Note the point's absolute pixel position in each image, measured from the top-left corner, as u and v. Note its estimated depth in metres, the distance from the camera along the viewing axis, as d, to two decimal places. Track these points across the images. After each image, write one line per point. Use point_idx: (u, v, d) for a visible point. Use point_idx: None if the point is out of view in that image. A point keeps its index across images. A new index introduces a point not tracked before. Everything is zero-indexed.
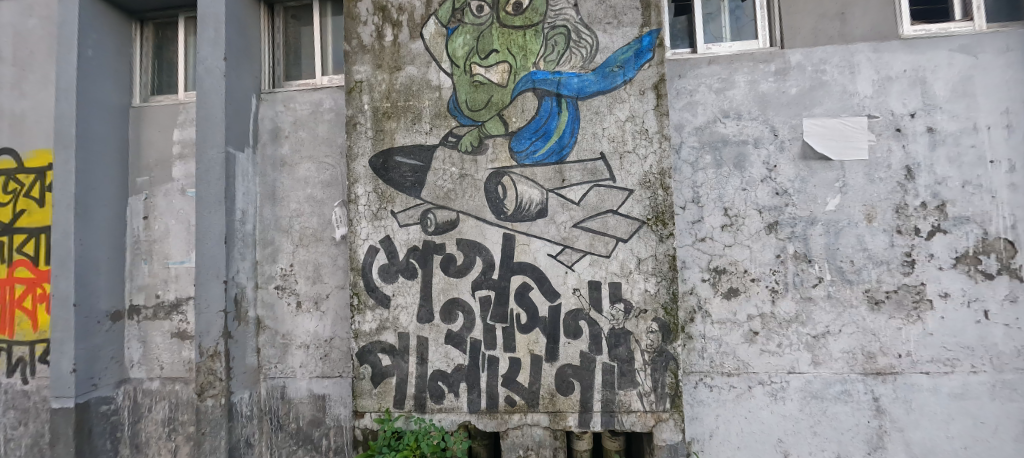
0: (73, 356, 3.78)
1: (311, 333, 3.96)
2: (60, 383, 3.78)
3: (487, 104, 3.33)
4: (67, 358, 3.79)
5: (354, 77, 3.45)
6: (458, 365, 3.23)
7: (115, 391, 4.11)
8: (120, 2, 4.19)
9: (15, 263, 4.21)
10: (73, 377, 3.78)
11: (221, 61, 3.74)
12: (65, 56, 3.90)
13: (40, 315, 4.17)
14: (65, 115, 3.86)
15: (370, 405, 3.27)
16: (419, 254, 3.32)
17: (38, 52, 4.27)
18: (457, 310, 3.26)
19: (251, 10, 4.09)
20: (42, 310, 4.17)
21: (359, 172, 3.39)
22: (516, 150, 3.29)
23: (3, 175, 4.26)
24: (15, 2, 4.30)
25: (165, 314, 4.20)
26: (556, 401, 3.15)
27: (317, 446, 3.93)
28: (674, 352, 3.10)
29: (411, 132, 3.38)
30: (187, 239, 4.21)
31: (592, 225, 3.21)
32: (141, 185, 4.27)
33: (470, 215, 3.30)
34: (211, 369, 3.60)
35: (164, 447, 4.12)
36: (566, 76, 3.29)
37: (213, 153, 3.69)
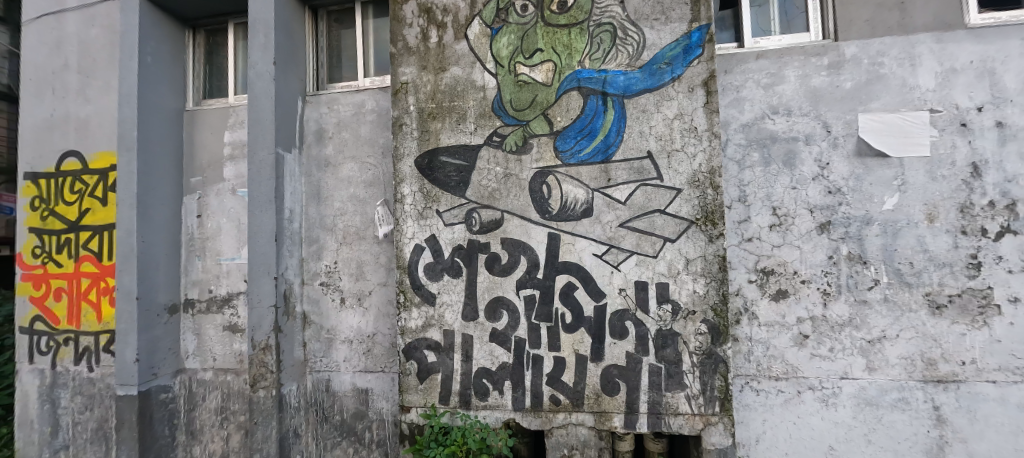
0: (136, 346, 4.02)
1: (355, 328, 4.07)
2: (124, 372, 4.03)
3: (532, 103, 3.34)
4: (131, 348, 4.03)
5: (399, 78, 3.53)
6: (502, 362, 3.27)
7: (172, 380, 4.34)
8: (176, 10, 4.41)
9: (81, 259, 4.50)
10: (136, 366, 4.02)
11: (271, 66, 3.89)
12: (126, 63, 4.13)
13: (103, 307, 4.43)
14: (128, 120, 4.10)
15: (416, 400, 3.35)
16: (464, 252, 3.37)
17: (101, 60, 4.54)
18: (502, 309, 3.29)
19: (297, 15, 4.23)
20: (104, 303, 4.43)
21: (405, 172, 3.46)
22: (560, 149, 3.28)
23: (70, 176, 4.56)
24: (80, 12, 4.59)
25: (218, 308, 4.40)
26: (601, 401, 3.14)
27: (360, 438, 4.07)
28: (724, 355, 3.03)
29: (455, 132, 3.43)
30: (237, 237, 4.39)
31: (639, 224, 3.17)
32: (195, 184, 4.49)
33: (515, 214, 3.32)
34: (263, 361, 3.76)
35: (217, 435, 4.33)
36: (612, 74, 3.26)
37: (264, 154, 3.84)
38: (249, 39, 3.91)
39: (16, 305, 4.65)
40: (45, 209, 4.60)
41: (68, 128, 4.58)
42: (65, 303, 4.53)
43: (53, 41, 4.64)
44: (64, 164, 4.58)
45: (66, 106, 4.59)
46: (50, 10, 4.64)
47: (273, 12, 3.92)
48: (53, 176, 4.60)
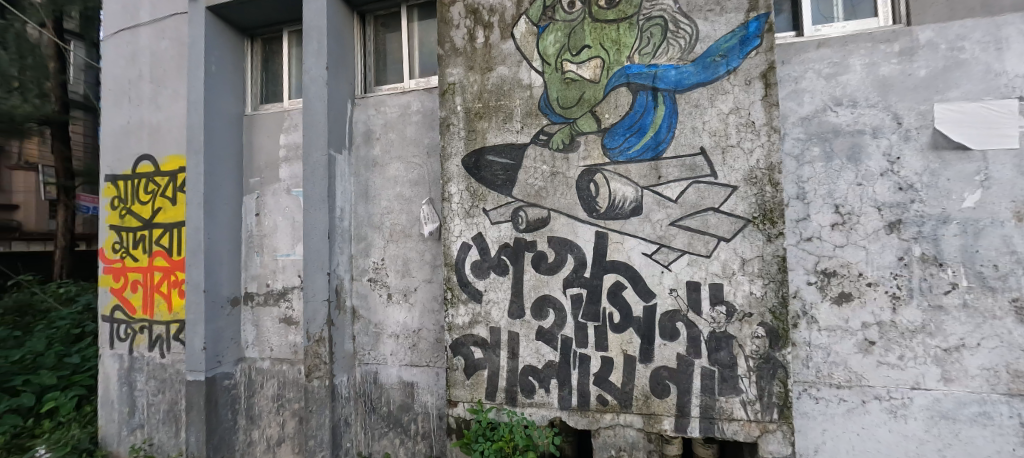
0: (204, 335, 4.30)
1: (401, 323, 4.17)
2: (193, 358, 4.33)
3: (579, 101, 3.31)
4: (199, 337, 4.32)
5: (447, 79, 3.59)
6: (549, 361, 3.27)
7: (234, 368, 4.61)
8: (237, 21, 4.67)
9: (154, 253, 4.85)
10: (203, 354, 4.30)
11: (324, 71, 4.05)
12: (194, 73, 4.42)
13: (173, 298, 4.75)
14: (196, 125, 4.39)
15: (463, 395, 3.42)
16: (510, 251, 3.38)
17: (170, 69, 4.86)
18: (548, 307, 3.29)
19: (346, 21, 4.36)
20: (174, 294, 4.74)
21: (453, 171, 3.52)
22: (608, 147, 3.24)
23: (144, 177, 4.91)
24: (152, 26, 4.93)
25: (274, 301, 4.62)
26: (650, 404, 3.08)
27: (406, 429, 4.16)
28: (783, 360, 2.90)
29: (502, 132, 3.45)
30: (292, 234, 4.59)
31: (691, 223, 3.08)
32: (253, 185, 4.73)
33: (562, 213, 3.30)
34: (317, 353, 3.96)
35: (274, 421, 4.54)
36: (663, 68, 3.17)
37: (317, 156, 4.04)
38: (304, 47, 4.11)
39: (99, 295, 5.07)
40: (123, 208, 4.99)
41: (143, 134, 4.94)
42: (141, 294, 4.89)
43: (130, 54, 5.02)
44: (139, 167, 4.94)
45: (141, 114, 4.95)
46: (128, 26, 5.03)
47: (325, 19, 4.08)
48: (129, 177, 4.97)
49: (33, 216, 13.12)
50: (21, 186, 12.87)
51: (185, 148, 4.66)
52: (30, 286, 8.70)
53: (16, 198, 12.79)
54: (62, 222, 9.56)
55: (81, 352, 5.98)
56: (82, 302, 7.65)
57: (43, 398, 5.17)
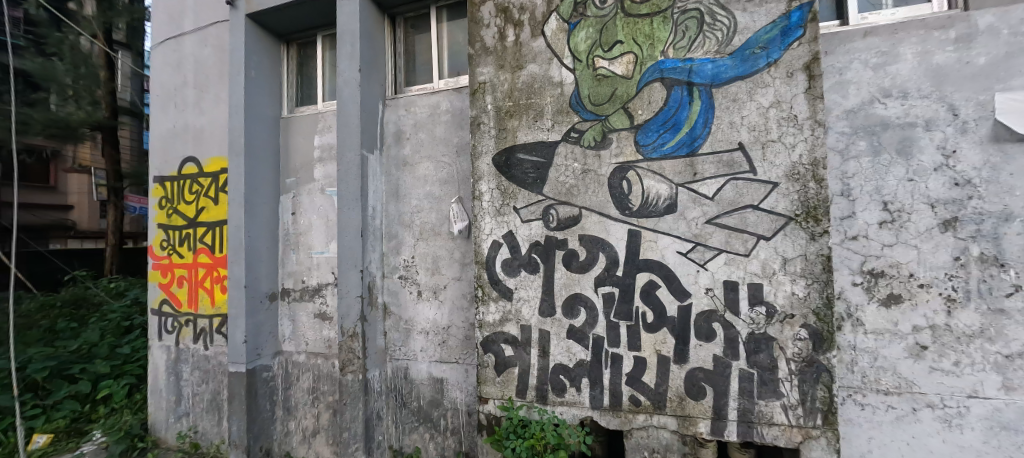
0: (245, 329, 4.46)
1: (431, 320, 4.20)
2: (235, 351, 4.50)
3: (611, 97, 3.26)
4: (240, 330, 4.48)
5: (477, 78, 3.60)
6: (580, 360, 3.24)
7: (272, 361, 4.75)
8: (274, 27, 4.81)
9: (198, 251, 5.05)
10: (244, 346, 4.46)
11: (357, 73, 4.13)
12: (236, 78, 4.59)
13: (215, 293, 4.93)
14: (238, 128, 4.56)
15: (494, 392, 3.44)
16: (541, 249, 3.36)
17: (212, 75, 5.05)
18: (579, 306, 3.26)
19: (377, 24, 4.42)
20: (216, 290, 4.93)
21: (483, 170, 3.53)
22: (642, 143, 3.18)
23: (189, 178, 5.13)
24: (196, 34, 5.14)
25: (310, 296, 4.74)
26: (685, 405, 3.01)
27: (436, 425, 4.20)
28: (828, 363, 2.78)
29: (532, 130, 3.43)
30: (326, 232, 4.69)
31: (728, 221, 2.99)
32: (290, 185, 4.87)
33: (593, 211, 3.26)
34: (351, 347, 4.07)
35: (309, 412, 4.66)
36: (699, 62, 3.09)
37: (351, 156, 4.12)
38: (338, 50, 4.20)
39: (149, 290, 5.33)
40: (170, 208, 5.22)
41: (188, 136, 5.15)
42: (186, 289, 5.11)
43: (176, 62, 5.25)
44: (184, 168, 5.16)
45: (186, 117, 5.17)
46: (174, 34, 5.25)
47: (358, 23, 4.16)
48: (176, 179, 5.20)
49: (86, 216, 13.98)
50: (76, 188, 13.76)
51: (226, 150, 4.83)
52: (85, 281, 9.23)
53: (71, 198, 13.67)
54: (112, 222, 10.12)
55: (131, 343, 6.38)
56: (132, 297, 8.06)
57: (97, 385, 5.57)
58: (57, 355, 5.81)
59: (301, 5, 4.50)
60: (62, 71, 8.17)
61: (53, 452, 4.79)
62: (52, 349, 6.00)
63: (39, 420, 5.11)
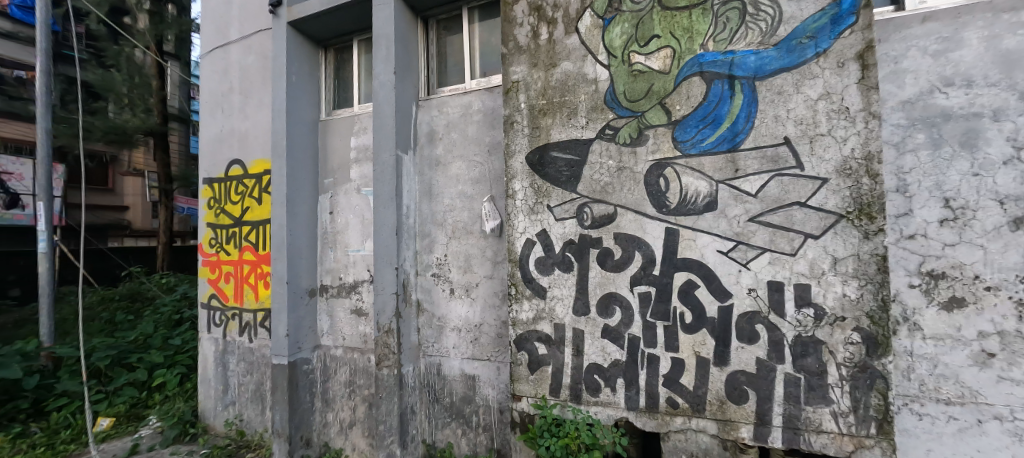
0: (287, 323, 4.61)
1: (463, 318, 4.22)
2: (277, 344, 4.66)
3: (647, 93, 3.19)
4: (282, 325, 4.63)
5: (511, 77, 3.60)
6: (615, 360, 3.18)
7: (312, 354, 4.89)
8: (313, 33, 4.94)
9: (243, 248, 5.25)
10: (286, 340, 4.60)
11: (392, 75, 4.20)
12: (278, 83, 4.75)
13: (259, 288, 5.11)
14: (280, 131, 4.72)
15: (527, 390, 3.42)
16: (575, 247, 3.32)
17: (256, 80, 5.24)
18: (615, 305, 3.20)
19: (410, 27, 4.46)
20: (260, 285, 5.10)
21: (517, 168, 3.52)
22: (680, 139, 3.09)
23: (235, 180, 5.33)
24: (241, 42, 5.34)
25: (347, 292, 4.85)
26: (726, 409, 2.92)
27: (468, 421, 4.21)
28: (884, 370, 2.63)
29: (566, 127, 3.40)
30: (362, 230, 4.79)
31: (773, 219, 2.87)
32: (328, 185, 4.99)
33: (629, 209, 3.19)
34: (387, 343, 4.14)
35: (346, 404, 4.76)
36: (741, 55, 2.98)
37: (386, 157, 4.20)
38: (374, 54, 4.29)
39: (199, 285, 5.58)
40: (218, 208, 5.45)
41: (234, 140, 5.36)
42: (233, 285, 5.32)
43: (223, 69, 5.48)
44: (231, 170, 5.37)
45: (232, 122, 5.39)
46: (222, 43, 5.48)
47: (393, 26, 4.22)
48: (223, 180, 5.43)
49: (140, 216, 14.78)
50: (132, 191, 14.52)
51: (269, 152, 5.00)
52: (140, 276, 9.77)
53: (128, 199, 14.45)
54: (163, 222, 10.68)
55: (182, 335, 6.80)
56: (181, 292, 8.47)
57: (152, 373, 5.98)
58: (117, 345, 6.24)
59: (338, 11, 4.60)
60: (120, 82, 9.11)
61: (115, 435, 5.15)
62: (112, 339, 6.45)
63: (102, 404, 5.50)
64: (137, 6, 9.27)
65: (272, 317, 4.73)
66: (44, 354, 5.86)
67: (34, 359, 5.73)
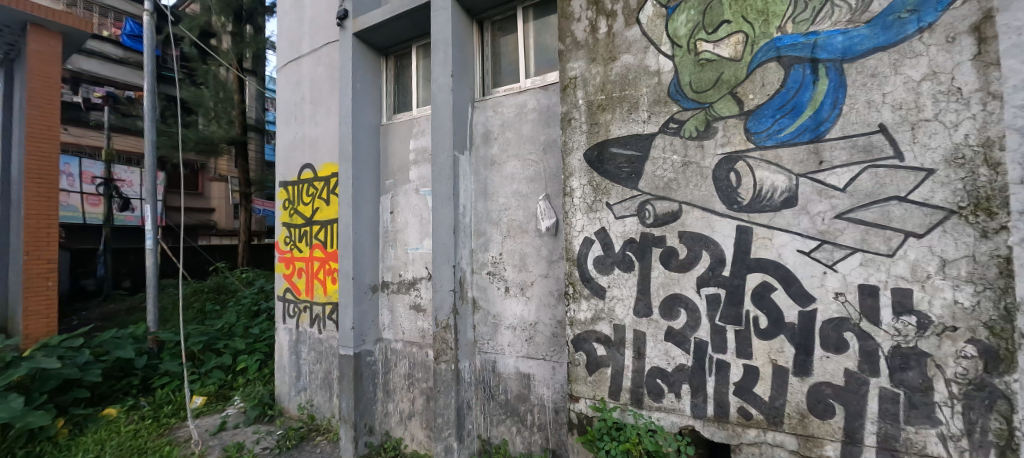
0: (352, 316, 4.79)
1: (518, 316, 4.17)
2: (344, 336, 4.86)
3: (716, 83, 2.99)
4: (349, 317, 4.82)
5: (568, 74, 3.51)
6: (679, 364, 3.02)
7: (375, 346, 5.05)
8: (374, 41, 5.08)
9: (313, 246, 5.50)
10: (352, 332, 4.79)
11: (449, 78, 4.23)
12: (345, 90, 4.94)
13: (328, 284, 5.34)
14: (346, 135, 4.91)
15: (585, 391, 3.32)
16: (636, 246, 3.18)
17: (324, 89, 5.47)
18: (679, 307, 3.03)
19: (466, 29, 4.46)
20: (329, 280, 5.32)
21: (574, 166, 3.42)
22: (753, 131, 2.88)
23: (306, 183, 5.61)
24: (311, 54, 5.61)
25: (406, 289, 4.94)
26: (807, 424, 2.68)
27: (523, 419, 4.14)
28: (1006, 389, 2.31)
29: (627, 122, 3.26)
30: (420, 229, 4.86)
31: (867, 216, 2.60)
32: (389, 186, 5.12)
33: (695, 205, 3.01)
34: (444, 338, 4.20)
35: (405, 396, 4.85)
36: (825, 36, 2.72)
37: (444, 158, 4.25)
38: (432, 58, 4.34)
39: (274, 279, 5.93)
40: (292, 209, 5.76)
41: (305, 145, 5.65)
42: (305, 280, 5.60)
43: (297, 81, 5.80)
44: (303, 174, 5.66)
45: (304, 129, 5.67)
46: (296, 57, 5.80)
47: (450, 30, 4.24)
48: (297, 183, 5.73)
49: (223, 218, 16.00)
50: (217, 194, 15.77)
51: (336, 156, 5.21)
52: (224, 271, 10.57)
53: (214, 202, 15.64)
54: (244, 222, 11.52)
55: (261, 325, 7.37)
56: (260, 286, 9.06)
57: (237, 358, 6.50)
58: (208, 332, 6.90)
59: (399, 19, 4.70)
60: (209, 97, 9.90)
61: (207, 412, 5.67)
62: (204, 326, 7.13)
63: (196, 384, 6.09)
64: (221, 28, 10.15)
65: (340, 310, 4.94)
66: (151, 338, 6.62)
67: (143, 342, 6.50)
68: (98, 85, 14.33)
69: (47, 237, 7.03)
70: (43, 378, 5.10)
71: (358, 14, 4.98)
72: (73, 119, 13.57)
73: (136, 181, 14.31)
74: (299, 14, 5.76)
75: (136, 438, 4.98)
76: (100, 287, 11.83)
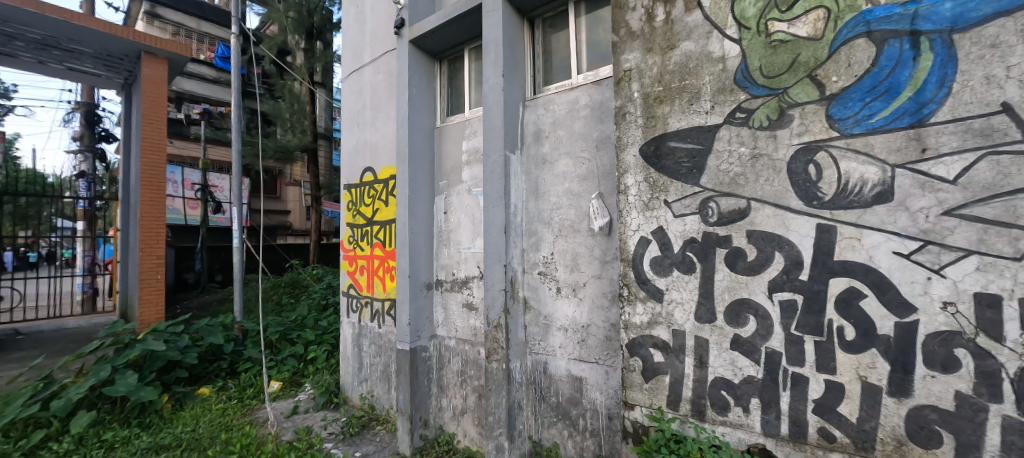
0: (409, 313, 4.83)
1: (570, 318, 3.99)
2: (401, 331, 4.92)
3: (792, 65, 2.70)
4: (405, 314, 4.86)
5: (622, 66, 3.30)
6: (748, 376, 2.75)
7: (429, 342, 5.04)
8: (427, 46, 5.07)
9: (373, 244, 5.61)
10: (409, 328, 4.83)
11: (500, 78, 4.14)
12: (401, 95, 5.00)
13: (386, 281, 5.40)
14: (402, 138, 4.96)
15: (641, 399, 3.11)
16: (698, 246, 2.93)
17: (381, 94, 5.56)
18: (747, 313, 2.76)
19: (517, 29, 4.33)
20: (387, 278, 5.38)
21: (629, 162, 3.21)
22: (838, 117, 2.56)
23: (367, 185, 5.73)
24: (371, 62, 5.73)
25: (459, 287, 4.90)
26: (905, 451, 2.37)
27: (575, 423, 3.96)
28: None
29: (687, 114, 3.01)
30: (472, 229, 4.79)
31: (986, 212, 2.23)
32: (442, 187, 5.10)
33: (766, 202, 2.73)
34: (496, 337, 4.14)
35: (458, 393, 4.80)
36: (928, 3, 2.37)
37: (495, 158, 4.18)
38: (484, 59, 4.27)
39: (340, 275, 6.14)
40: (354, 209, 5.91)
41: (366, 149, 5.78)
42: (366, 277, 5.71)
43: (358, 89, 5.95)
44: (364, 177, 5.79)
45: (365, 134, 5.81)
46: (358, 66, 5.96)
47: (501, 30, 4.15)
48: (358, 185, 5.87)
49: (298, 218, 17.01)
50: (292, 198, 16.83)
51: (394, 159, 5.27)
52: (298, 267, 11.15)
53: (290, 205, 16.74)
54: (314, 223, 12.03)
55: (329, 318, 7.74)
56: (327, 281, 9.46)
57: (308, 347, 6.89)
58: (283, 323, 7.28)
59: (452, 23, 4.67)
60: (285, 109, 10.68)
61: (282, 396, 5.95)
62: (280, 318, 7.54)
63: (274, 370, 6.39)
64: (295, 45, 10.80)
65: (397, 306, 5.01)
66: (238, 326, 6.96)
67: (230, 330, 6.90)
68: (197, 102, 15.90)
69: (155, 239, 7.81)
70: (151, 359, 5.54)
71: (414, 22, 5.00)
72: (176, 133, 15.29)
73: (227, 186, 14.91)
74: (360, 25, 5.91)
75: (224, 416, 5.26)
76: (198, 280, 12.71)
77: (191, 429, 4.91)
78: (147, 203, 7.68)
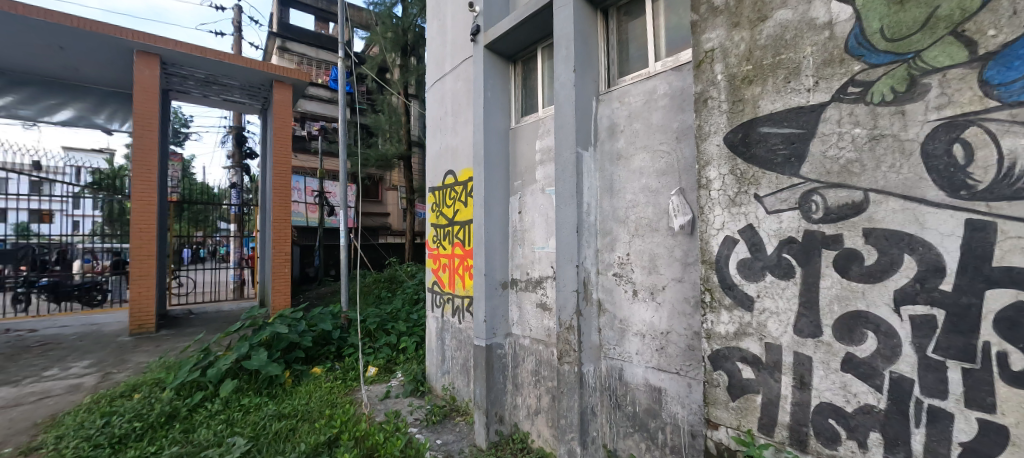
0: (484, 311, 4.72)
1: (647, 323, 3.61)
2: (477, 327, 4.83)
3: (926, 22, 2.17)
4: (481, 312, 4.77)
5: (703, 46, 2.87)
6: (865, 405, 2.25)
7: (505, 340, 4.88)
8: (499, 48, 4.90)
9: (453, 242, 5.57)
10: (484, 324, 4.72)
11: (572, 74, 3.86)
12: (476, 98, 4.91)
13: (465, 278, 5.33)
14: (478, 140, 4.86)
15: (725, 419, 2.67)
16: (798, 248, 2.46)
17: (459, 98, 5.50)
18: (864, 329, 2.26)
19: (589, 21, 4.00)
20: (466, 275, 5.30)
21: (711, 152, 2.79)
22: (999, 83, 2.01)
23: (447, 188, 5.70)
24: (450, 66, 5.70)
25: (533, 287, 4.66)
26: None
27: (653, 436, 3.57)
28: None
29: (782, 94, 2.54)
30: (546, 228, 4.53)
31: None
32: (517, 186, 4.90)
33: (893, 194, 2.20)
34: (568, 339, 3.88)
35: (531, 393, 4.57)
36: None
37: (567, 155, 3.92)
38: (554, 55, 4.01)
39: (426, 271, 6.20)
40: (438, 211, 5.91)
41: (446, 152, 5.77)
42: (449, 274, 5.67)
43: (439, 95, 5.96)
44: (445, 179, 5.78)
45: (445, 138, 5.80)
46: (439, 73, 5.97)
47: (572, 24, 3.86)
48: (440, 188, 5.88)
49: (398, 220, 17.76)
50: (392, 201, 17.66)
51: (470, 160, 5.18)
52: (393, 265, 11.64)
53: (389, 208, 17.58)
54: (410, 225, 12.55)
55: (419, 312, 7.91)
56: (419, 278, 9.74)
57: (400, 338, 7.04)
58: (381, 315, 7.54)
59: (524, 24, 4.46)
60: (385, 121, 11.30)
61: (377, 381, 6.06)
62: (379, 310, 7.83)
63: (371, 356, 6.57)
64: (393, 63, 11.35)
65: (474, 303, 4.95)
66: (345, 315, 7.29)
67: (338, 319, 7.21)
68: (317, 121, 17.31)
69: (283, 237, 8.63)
70: (279, 339, 5.97)
71: (489, 27, 4.87)
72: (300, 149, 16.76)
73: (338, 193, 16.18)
74: (441, 33, 5.91)
75: (331, 393, 5.44)
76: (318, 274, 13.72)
77: (304, 402, 5.11)
78: (278, 207, 8.57)
